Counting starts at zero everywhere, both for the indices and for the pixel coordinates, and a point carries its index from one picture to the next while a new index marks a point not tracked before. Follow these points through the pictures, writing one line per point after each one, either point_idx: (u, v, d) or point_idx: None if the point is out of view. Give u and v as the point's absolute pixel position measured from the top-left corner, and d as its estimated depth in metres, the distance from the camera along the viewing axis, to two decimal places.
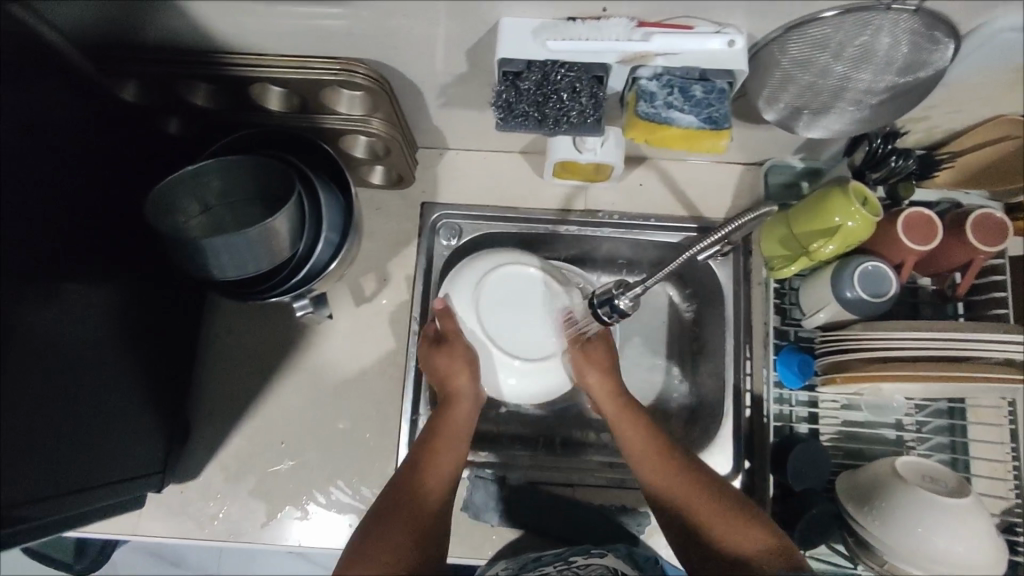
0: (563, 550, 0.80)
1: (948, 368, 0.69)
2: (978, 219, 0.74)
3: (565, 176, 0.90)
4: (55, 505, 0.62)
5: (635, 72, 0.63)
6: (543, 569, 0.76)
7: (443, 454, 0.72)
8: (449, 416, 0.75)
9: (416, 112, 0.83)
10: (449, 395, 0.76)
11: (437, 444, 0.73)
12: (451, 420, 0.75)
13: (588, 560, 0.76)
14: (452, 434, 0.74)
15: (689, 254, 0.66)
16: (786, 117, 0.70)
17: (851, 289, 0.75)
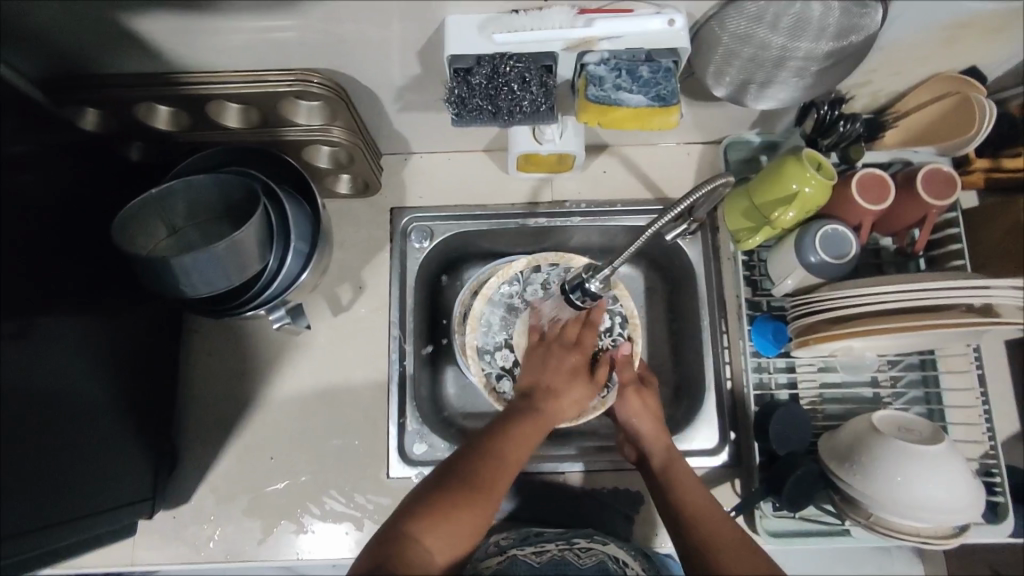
0: (564, 532, 0.79)
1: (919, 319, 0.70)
2: (928, 174, 0.76)
3: (529, 169, 0.92)
4: (26, 541, 0.60)
5: (582, 59, 0.64)
6: (542, 546, 0.75)
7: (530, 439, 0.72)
8: (539, 413, 0.75)
9: (376, 118, 0.84)
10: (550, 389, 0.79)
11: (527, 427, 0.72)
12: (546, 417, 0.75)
13: (589, 544, 0.76)
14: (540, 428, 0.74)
15: (657, 224, 0.68)
16: (735, 92, 0.72)
17: (814, 254, 0.77)
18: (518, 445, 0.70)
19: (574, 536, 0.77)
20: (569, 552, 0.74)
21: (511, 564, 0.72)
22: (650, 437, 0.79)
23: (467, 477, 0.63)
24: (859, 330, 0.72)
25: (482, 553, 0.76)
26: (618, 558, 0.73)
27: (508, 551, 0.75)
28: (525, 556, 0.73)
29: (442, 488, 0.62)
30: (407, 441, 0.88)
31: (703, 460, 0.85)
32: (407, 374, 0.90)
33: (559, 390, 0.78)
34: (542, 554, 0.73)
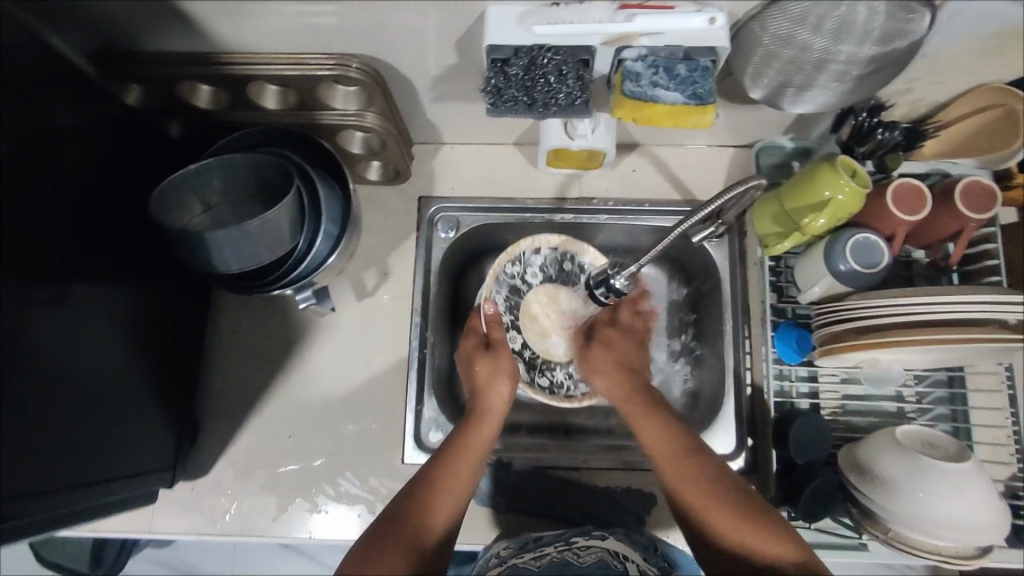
0: (564, 531, 0.78)
1: (949, 332, 0.69)
2: (967, 186, 0.75)
3: (558, 164, 0.92)
4: (52, 500, 0.62)
5: (620, 54, 0.64)
6: (543, 549, 0.76)
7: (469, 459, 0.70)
8: (475, 431, 0.74)
9: (409, 106, 0.84)
10: (481, 408, 0.76)
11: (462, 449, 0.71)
12: (478, 433, 0.73)
13: (588, 542, 0.75)
14: (479, 446, 0.72)
15: (686, 224, 0.69)
16: (772, 94, 0.71)
17: (844, 262, 0.76)
18: (456, 473, 0.68)
19: (572, 534, 0.77)
20: (569, 553, 0.74)
21: (513, 572, 0.72)
22: (597, 364, 0.84)
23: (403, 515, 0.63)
24: (886, 341, 0.71)
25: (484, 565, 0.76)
26: (618, 553, 0.74)
27: (510, 561, 0.74)
28: (525, 561, 0.74)
29: (390, 520, 0.62)
30: (423, 428, 0.88)
31: None
32: (426, 362, 0.90)
33: (482, 384, 0.79)
34: (542, 558, 0.74)
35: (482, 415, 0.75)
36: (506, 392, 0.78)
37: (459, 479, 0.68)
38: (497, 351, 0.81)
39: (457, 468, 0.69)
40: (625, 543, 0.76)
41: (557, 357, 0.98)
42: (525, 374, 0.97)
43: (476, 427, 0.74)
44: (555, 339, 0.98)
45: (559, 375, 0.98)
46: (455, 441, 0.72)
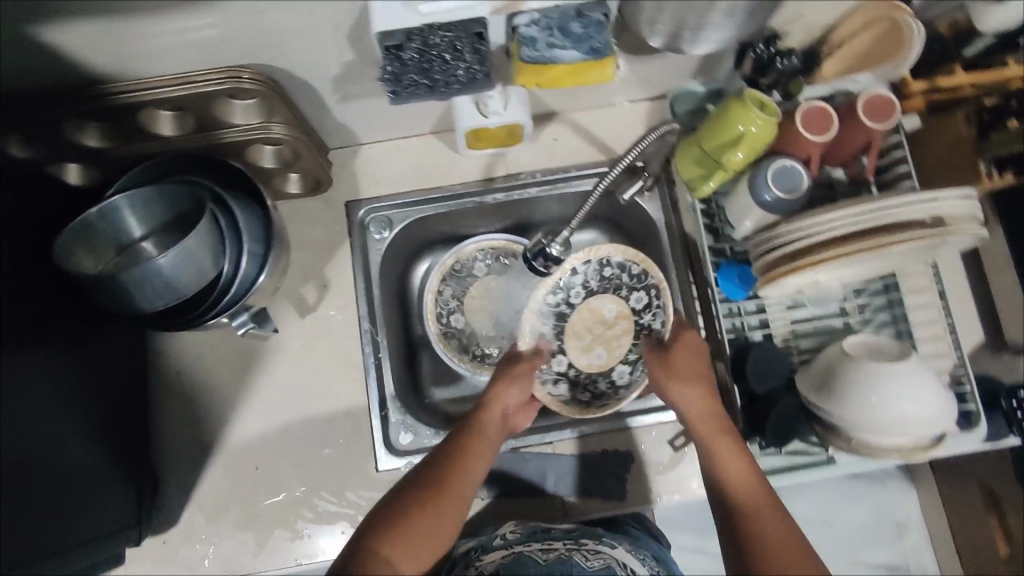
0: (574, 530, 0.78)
1: (880, 238, 0.71)
2: (869, 101, 0.77)
3: (479, 146, 0.91)
4: None
5: (512, 21, 0.63)
6: (550, 543, 0.75)
7: (479, 442, 0.72)
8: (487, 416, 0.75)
9: (317, 110, 0.82)
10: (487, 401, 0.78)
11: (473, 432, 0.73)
12: (490, 418, 0.75)
13: (598, 546, 0.74)
14: (491, 432, 0.74)
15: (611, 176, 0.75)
16: (672, 39, 0.72)
17: (768, 192, 0.77)
18: (465, 452, 0.70)
19: (582, 534, 0.77)
20: (577, 552, 0.72)
21: (516, 561, 0.71)
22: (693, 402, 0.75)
23: (412, 489, 0.65)
24: (823, 258, 0.73)
25: (488, 544, 0.78)
26: (626, 565, 0.73)
27: (515, 548, 0.74)
28: (531, 552, 0.73)
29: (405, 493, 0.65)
30: (392, 432, 0.87)
31: None
32: (382, 367, 0.89)
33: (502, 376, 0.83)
34: (550, 551, 0.73)
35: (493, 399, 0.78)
36: (516, 393, 0.81)
37: (473, 459, 0.69)
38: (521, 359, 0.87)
39: (470, 449, 0.70)
40: (632, 555, 0.76)
41: (598, 368, 0.94)
42: (568, 394, 0.92)
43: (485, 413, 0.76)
44: (598, 351, 0.94)
45: (602, 386, 0.94)
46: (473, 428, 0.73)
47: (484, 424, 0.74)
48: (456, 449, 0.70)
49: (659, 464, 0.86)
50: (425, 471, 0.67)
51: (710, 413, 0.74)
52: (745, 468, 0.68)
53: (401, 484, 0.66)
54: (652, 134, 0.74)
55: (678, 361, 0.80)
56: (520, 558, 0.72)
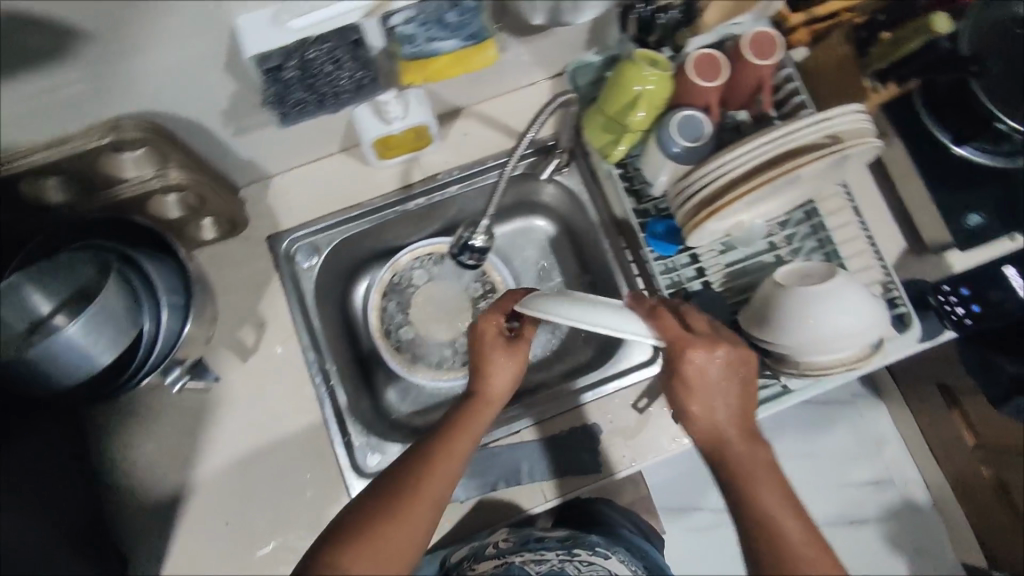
0: (567, 544, 0.84)
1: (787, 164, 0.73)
2: (752, 39, 0.79)
3: (391, 154, 0.90)
4: None
5: (388, 22, 0.62)
6: (543, 556, 0.81)
7: (463, 437, 0.65)
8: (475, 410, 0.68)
9: (216, 149, 0.79)
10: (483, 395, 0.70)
11: (457, 429, 0.66)
12: (479, 411, 0.68)
13: (591, 557, 0.82)
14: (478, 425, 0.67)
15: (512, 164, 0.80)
16: (553, 12, 0.72)
17: (675, 144, 0.78)
18: (445, 452, 0.63)
19: (575, 544, 0.85)
20: (569, 563, 0.79)
21: (508, 570, 0.78)
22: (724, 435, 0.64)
23: (374, 495, 0.60)
24: (740, 194, 0.74)
25: (480, 551, 0.85)
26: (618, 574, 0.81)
27: (507, 560, 0.80)
28: (523, 563, 0.79)
29: (370, 501, 0.59)
30: (359, 455, 0.86)
31: (643, 371, 0.89)
32: (337, 394, 0.87)
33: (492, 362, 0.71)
34: (543, 564, 0.79)
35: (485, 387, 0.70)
36: (510, 368, 0.71)
37: (453, 455, 0.63)
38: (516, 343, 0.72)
39: (453, 443, 0.64)
40: (623, 565, 0.84)
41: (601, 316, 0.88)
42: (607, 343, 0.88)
43: (478, 409, 0.68)
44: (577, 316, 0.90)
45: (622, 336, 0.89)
46: (454, 426, 0.66)
47: (467, 416, 0.67)
48: (436, 449, 0.63)
49: (628, 430, 0.87)
50: (395, 472, 0.62)
51: (738, 435, 0.64)
52: (783, 507, 0.61)
53: (371, 485, 0.61)
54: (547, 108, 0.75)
55: (700, 381, 0.63)
56: (511, 567, 0.79)
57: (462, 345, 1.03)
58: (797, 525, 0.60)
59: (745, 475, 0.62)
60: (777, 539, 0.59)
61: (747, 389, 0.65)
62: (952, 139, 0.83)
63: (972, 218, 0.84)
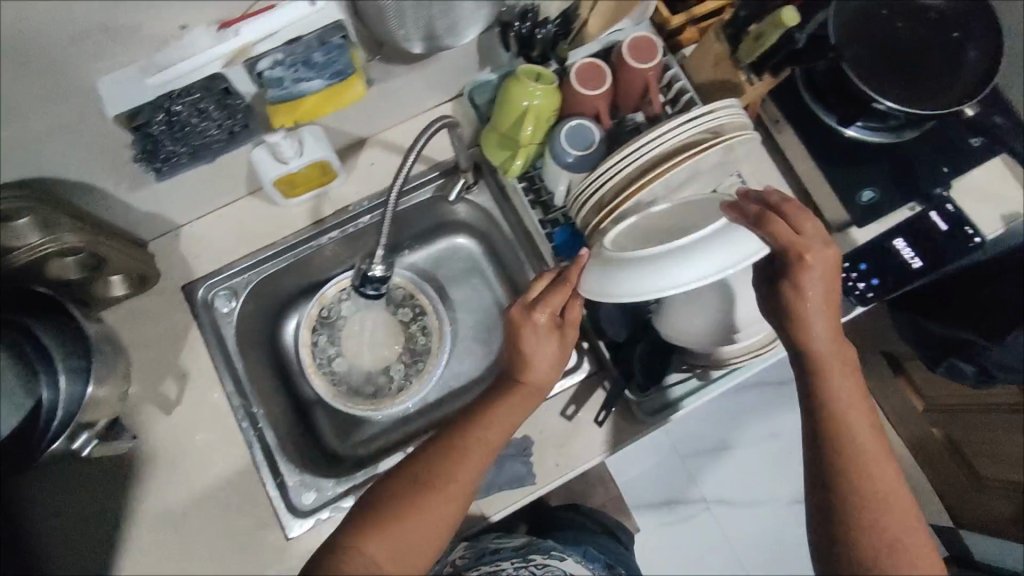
0: (524, 548, 1.02)
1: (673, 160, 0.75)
2: (631, 45, 0.81)
3: (297, 192, 0.91)
4: None
5: (254, 67, 0.63)
6: (499, 564, 0.99)
7: (494, 428, 0.70)
8: (515, 398, 0.72)
9: (113, 206, 0.79)
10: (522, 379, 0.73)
11: (489, 418, 0.70)
12: (518, 399, 0.72)
13: (546, 560, 1.01)
14: (514, 414, 0.71)
15: (394, 198, 0.75)
16: (431, 39, 0.73)
17: (568, 154, 0.80)
18: (471, 445, 0.68)
19: (531, 551, 1.02)
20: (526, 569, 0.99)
21: None
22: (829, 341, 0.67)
23: (404, 486, 0.66)
24: (631, 192, 0.76)
25: (446, 563, 1.02)
26: None
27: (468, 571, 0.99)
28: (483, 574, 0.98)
29: (403, 487, 0.66)
30: (295, 494, 0.86)
31: (568, 378, 0.88)
32: (266, 436, 0.87)
33: (531, 354, 0.73)
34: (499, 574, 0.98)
35: (528, 368, 0.73)
36: (551, 353, 0.73)
37: (477, 453, 0.68)
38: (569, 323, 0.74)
39: (482, 436, 0.69)
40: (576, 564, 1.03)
41: None
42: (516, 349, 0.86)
43: (516, 395, 0.72)
44: None
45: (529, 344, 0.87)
46: (480, 416, 0.70)
47: (505, 407, 0.71)
48: (467, 440, 0.69)
49: (560, 439, 0.87)
50: (426, 463, 0.67)
51: (835, 349, 0.67)
52: (865, 425, 0.64)
53: (391, 475, 0.68)
54: (439, 124, 0.73)
55: (809, 288, 0.66)
56: None
57: (396, 370, 1.04)
58: (872, 435, 0.64)
59: (837, 396, 0.66)
60: (857, 457, 0.63)
61: (829, 309, 0.67)
62: (839, 121, 0.86)
63: (867, 193, 0.87)
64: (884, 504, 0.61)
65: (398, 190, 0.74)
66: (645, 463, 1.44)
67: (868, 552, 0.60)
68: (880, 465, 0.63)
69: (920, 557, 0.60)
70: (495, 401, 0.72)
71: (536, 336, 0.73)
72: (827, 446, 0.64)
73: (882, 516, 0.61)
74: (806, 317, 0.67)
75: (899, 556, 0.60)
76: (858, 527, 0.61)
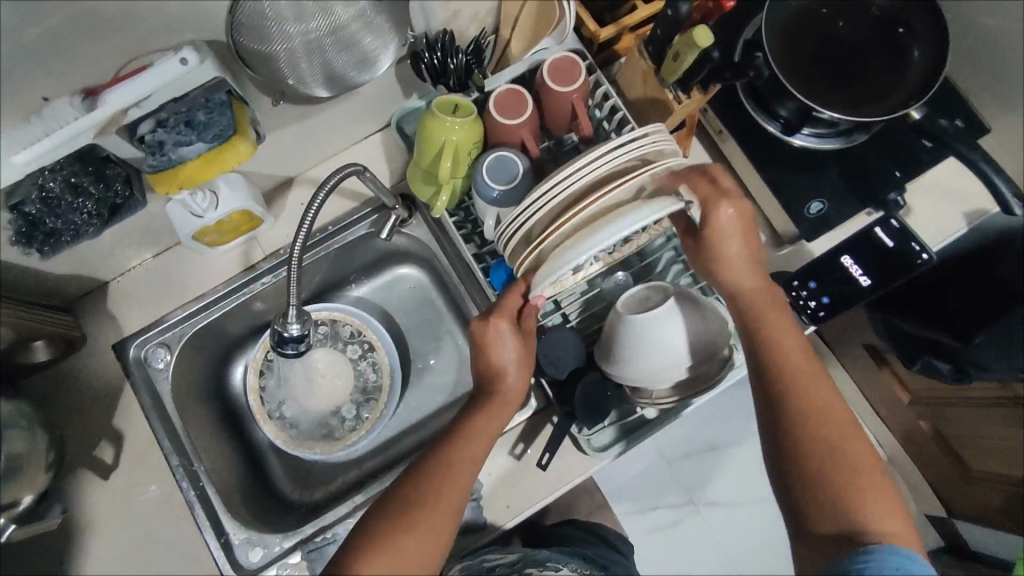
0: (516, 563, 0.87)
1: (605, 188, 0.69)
2: (553, 66, 0.76)
3: (225, 239, 0.87)
4: None
5: (133, 131, 0.61)
6: None
7: (477, 441, 0.69)
8: (493, 409, 0.71)
9: (25, 273, 0.76)
10: (493, 390, 0.73)
11: (473, 433, 0.69)
12: (493, 414, 0.71)
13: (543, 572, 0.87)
14: (492, 426, 0.70)
15: (298, 252, 0.69)
16: (331, 80, 0.70)
17: (493, 190, 0.76)
18: (457, 462, 0.66)
19: (526, 566, 0.88)
20: None
21: None
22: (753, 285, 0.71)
23: (392, 509, 0.63)
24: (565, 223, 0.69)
25: None
26: None
27: None
28: None
29: (391, 509, 0.64)
30: (241, 552, 0.83)
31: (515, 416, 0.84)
32: (206, 490, 0.84)
33: (501, 363, 0.72)
34: None
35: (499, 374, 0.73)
36: (517, 359, 0.73)
37: (464, 470, 0.66)
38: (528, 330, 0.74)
39: (465, 449, 0.67)
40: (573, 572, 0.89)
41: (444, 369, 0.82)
42: None
43: (493, 407, 0.71)
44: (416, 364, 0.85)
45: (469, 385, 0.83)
46: (466, 429, 0.69)
47: (484, 416, 0.71)
48: (453, 455, 0.67)
49: (511, 480, 0.84)
50: (413, 483, 0.65)
51: (763, 287, 0.72)
52: (796, 354, 0.67)
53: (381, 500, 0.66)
54: (349, 170, 0.70)
55: (722, 229, 0.70)
56: None
57: (348, 410, 1.00)
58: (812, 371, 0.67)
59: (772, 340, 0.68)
60: (789, 384, 0.66)
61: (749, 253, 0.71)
62: (783, 129, 0.81)
63: (815, 204, 0.82)
64: (823, 420, 0.64)
65: (303, 245, 0.69)
66: (634, 467, 1.29)
67: (811, 466, 0.62)
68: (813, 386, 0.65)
69: (860, 464, 0.61)
70: (475, 414, 0.71)
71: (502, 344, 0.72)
72: (765, 376, 0.67)
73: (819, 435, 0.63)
74: (728, 260, 0.71)
75: (841, 471, 0.61)
76: (801, 445, 0.63)
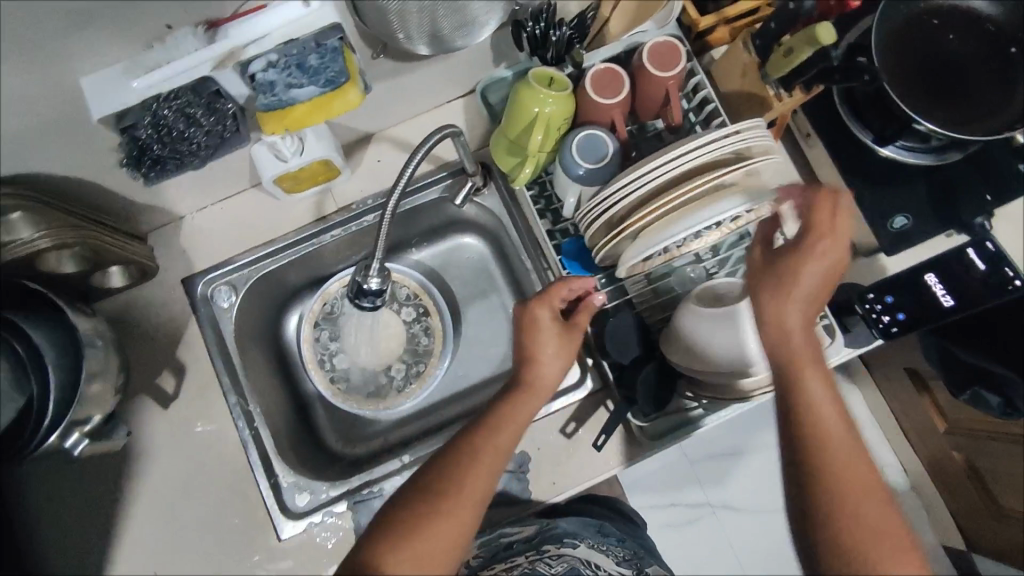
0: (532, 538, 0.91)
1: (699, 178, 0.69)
2: (653, 50, 0.75)
3: (302, 187, 0.88)
4: None
5: (246, 69, 0.61)
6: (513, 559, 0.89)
7: (507, 430, 0.66)
8: (522, 402, 0.68)
9: (112, 200, 0.78)
10: (525, 382, 0.70)
11: (504, 424, 0.66)
12: (521, 408, 0.68)
13: (560, 550, 0.91)
14: (523, 418, 0.67)
15: (392, 204, 0.70)
16: (438, 42, 0.70)
17: (579, 167, 0.75)
18: (484, 453, 0.64)
19: (543, 542, 0.90)
20: (542, 562, 0.89)
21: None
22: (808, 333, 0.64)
23: (414, 499, 0.62)
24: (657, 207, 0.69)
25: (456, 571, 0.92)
26: (588, 560, 0.93)
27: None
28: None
29: (413, 497, 0.62)
30: (287, 496, 0.85)
31: (569, 396, 0.85)
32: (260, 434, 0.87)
33: (537, 353, 0.71)
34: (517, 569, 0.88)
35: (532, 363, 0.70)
36: (558, 353, 0.71)
37: (491, 460, 0.64)
38: (574, 326, 0.72)
39: (491, 438, 0.65)
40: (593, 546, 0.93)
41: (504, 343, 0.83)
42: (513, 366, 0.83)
43: (523, 399, 0.68)
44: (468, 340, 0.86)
45: None
46: (500, 417, 0.66)
47: (515, 404, 0.68)
48: (481, 445, 0.64)
49: (556, 457, 0.85)
50: (436, 471, 0.63)
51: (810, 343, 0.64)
52: (830, 413, 0.62)
53: (414, 478, 0.64)
54: (445, 132, 0.70)
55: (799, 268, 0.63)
56: None
57: (397, 370, 1.02)
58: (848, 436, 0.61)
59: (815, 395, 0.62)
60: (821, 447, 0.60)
61: (812, 299, 0.64)
62: (876, 140, 0.79)
63: (899, 219, 0.81)
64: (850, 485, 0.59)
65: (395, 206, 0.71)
66: None
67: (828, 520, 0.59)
68: (841, 449, 0.60)
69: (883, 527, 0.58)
70: (505, 402, 0.68)
71: (543, 335, 0.71)
72: (798, 434, 0.62)
73: (844, 501, 0.59)
74: (792, 299, 0.64)
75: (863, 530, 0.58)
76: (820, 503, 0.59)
